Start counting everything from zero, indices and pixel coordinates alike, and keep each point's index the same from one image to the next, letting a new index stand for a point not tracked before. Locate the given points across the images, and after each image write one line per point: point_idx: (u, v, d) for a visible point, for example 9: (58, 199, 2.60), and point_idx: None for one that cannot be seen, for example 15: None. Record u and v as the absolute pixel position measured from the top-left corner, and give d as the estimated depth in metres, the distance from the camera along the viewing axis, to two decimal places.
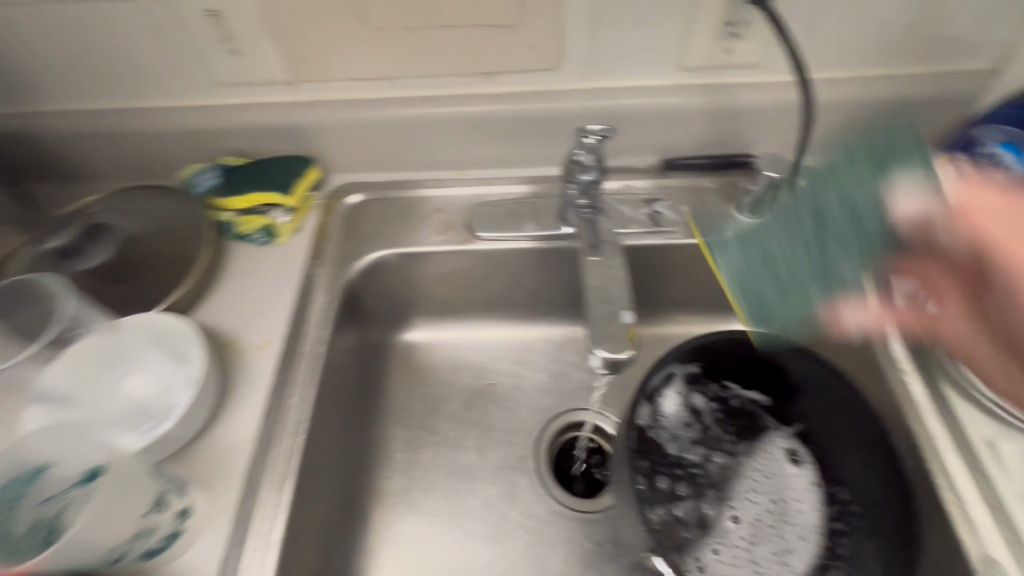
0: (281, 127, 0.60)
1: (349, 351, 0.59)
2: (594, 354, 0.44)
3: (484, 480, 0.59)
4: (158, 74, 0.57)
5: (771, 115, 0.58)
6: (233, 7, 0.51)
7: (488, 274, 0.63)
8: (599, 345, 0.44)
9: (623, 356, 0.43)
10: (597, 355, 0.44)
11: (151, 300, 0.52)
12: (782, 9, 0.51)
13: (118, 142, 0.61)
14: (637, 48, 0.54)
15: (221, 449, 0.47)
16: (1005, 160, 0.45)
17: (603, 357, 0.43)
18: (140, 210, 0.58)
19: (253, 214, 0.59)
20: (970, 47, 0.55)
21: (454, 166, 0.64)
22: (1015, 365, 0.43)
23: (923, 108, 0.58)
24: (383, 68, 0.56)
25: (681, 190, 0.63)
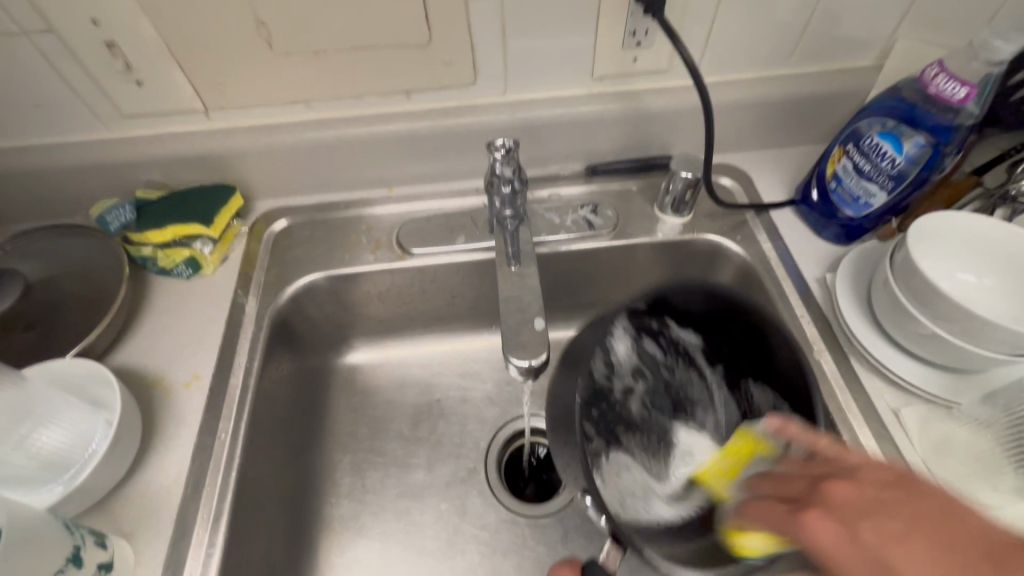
0: (198, 156, 0.58)
1: (285, 380, 0.58)
2: (510, 364, 0.44)
3: (435, 495, 0.59)
4: (57, 110, 0.54)
5: (682, 117, 0.61)
6: (132, 38, 0.49)
7: (425, 289, 0.63)
8: (514, 354, 0.45)
9: (537, 362, 0.44)
10: (512, 365, 0.45)
11: (64, 345, 0.50)
12: (680, 18, 0.54)
13: (20, 182, 0.58)
14: (549, 60, 0.56)
15: (148, 493, 0.45)
16: (885, 150, 0.49)
17: (518, 366, 0.44)
18: (49, 251, 0.55)
19: (174, 247, 0.57)
20: (854, 46, 0.59)
21: (383, 184, 0.64)
22: (928, 336, 0.45)
23: (819, 103, 0.62)
24: (299, 92, 0.56)
25: (607, 194, 0.65)
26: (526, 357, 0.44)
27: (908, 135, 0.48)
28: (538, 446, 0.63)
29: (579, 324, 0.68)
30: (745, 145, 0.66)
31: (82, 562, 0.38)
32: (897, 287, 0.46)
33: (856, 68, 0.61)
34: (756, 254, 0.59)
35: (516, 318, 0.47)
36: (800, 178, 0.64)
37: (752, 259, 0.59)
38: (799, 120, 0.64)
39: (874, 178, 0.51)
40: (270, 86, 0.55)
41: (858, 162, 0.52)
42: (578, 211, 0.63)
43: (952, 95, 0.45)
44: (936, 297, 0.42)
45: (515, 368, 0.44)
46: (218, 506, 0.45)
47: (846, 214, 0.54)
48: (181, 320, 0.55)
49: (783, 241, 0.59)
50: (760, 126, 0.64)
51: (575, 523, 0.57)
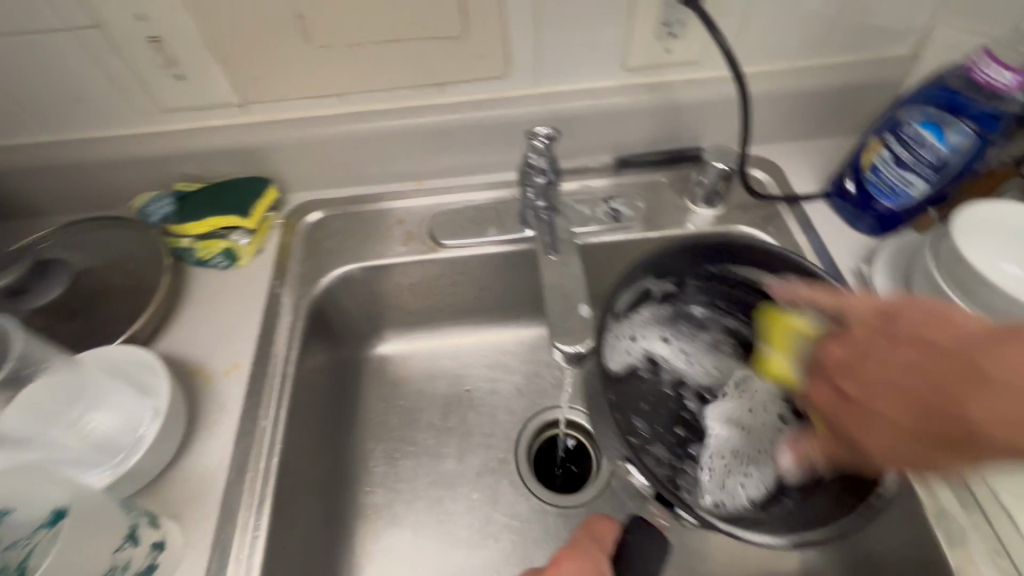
0: (235, 149, 0.59)
1: (320, 369, 0.59)
2: (560, 349, 0.45)
3: (466, 485, 0.59)
4: (101, 105, 0.56)
5: (714, 108, 0.61)
6: (175, 33, 0.50)
7: (455, 281, 0.63)
8: (563, 339, 0.45)
9: (586, 348, 0.45)
10: (558, 350, 0.45)
11: (109, 333, 0.51)
12: (714, 8, 0.54)
13: (64, 175, 0.59)
14: (581, 52, 0.56)
15: (194, 477, 0.46)
16: (926, 139, 0.49)
17: (567, 351, 0.45)
18: (92, 243, 0.57)
19: (212, 239, 0.58)
20: (890, 36, 0.58)
21: (414, 177, 0.65)
22: None
23: (853, 93, 0.62)
24: (334, 85, 0.56)
25: (637, 185, 0.65)
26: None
27: (950, 123, 0.48)
28: (567, 438, 0.63)
29: (608, 317, 0.68)
30: (776, 137, 0.66)
31: (137, 540, 0.40)
32: (940, 276, 0.45)
33: (892, 58, 0.60)
34: (790, 246, 0.59)
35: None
36: (833, 170, 0.64)
37: (785, 251, 0.58)
38: (833, 111, 0.63)
39: (913, 168, 0.50)
40: (307, 78, 0.55)
41: (897, 152, 0.51)
42: (608, 203, 0.63)
43: (1003, 82, 0.45)
44: (982, 286, 0.42)
45: (562, 353, 0.44)
46: (261, 490, 0.46)
47: (885, 204, 0.54)
48: (220, 310, 0.56)
49: (816, 232, 0.59)
50: (792, 117, 0.64)
51: (607, 514, 0.58)
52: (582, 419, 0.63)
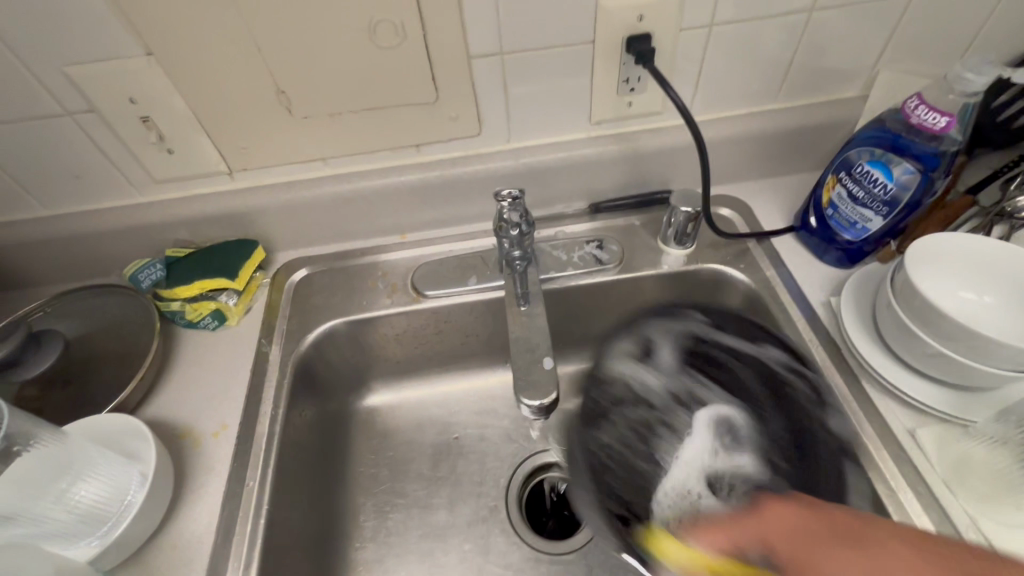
0: (222, 214, 0.62)
1: (308, 425, 0.60)
2: (522, 405, 0.46)
3: (457, 536, 0.59)
4: (93, 180, 0.59)
5: (679, 153, 0.64)
6: (163, 111, 0.54)
7: (440, 329, 0.65)
8: (524, 394, 0.46)
9: (547, 400, 0.46)
10: (525, 405, 0.46)
11: (99, 401, 0.52)
12: (669, 65, 0.57)
13: (59, 247, 0.62)
14: (548, 109, 0.59)
15: (182, 543, 0.47)
16: (876, 177, 0.51)
17: (530, 406, 0.46)
18: (83, 312, 0.58)
19: (201, 301, 0.60)
20: (838, 80, 0.62)
21: (397, 231, 0.67)
22: (936, 358, 0.46)
23: (809, 133, 0.65)
24: (316, 152, 0.59)
25: (611, 229, 0.67)
26: (538, 397, 0.46)
27: (896, 161, 0.51)
28: (557, 481, 0.63)
29: (592, 356, 0.70)
30: (742, 176, 0.69)
31: None
32: (899, 308, 0.47)
33: (843, 99, 0.64)
34: (761, 281, 0.60)
35: (525, 356, 0.49)
36: (798, 205, 0.66)
37: (757, 286, 0.60)
38: (792, 150, 0.66)
39: (868, 204, 0.53)
40: (289, 146, 0.58)
41: (852, 189, 0.54)
42: (584, 247, 0.65)
43: (934, 124, 0.48)
44: (937, 318, 0.44)
45: (529, 408, 0.46)
46: (248, 554, 0.46)
47: (846, 239, 0.56)
48: (209, 372, 0.58)
49: (786, 266, 0.61)
50: (754, 158, 0.67)
51: (598, 560, 0.57)
52: None
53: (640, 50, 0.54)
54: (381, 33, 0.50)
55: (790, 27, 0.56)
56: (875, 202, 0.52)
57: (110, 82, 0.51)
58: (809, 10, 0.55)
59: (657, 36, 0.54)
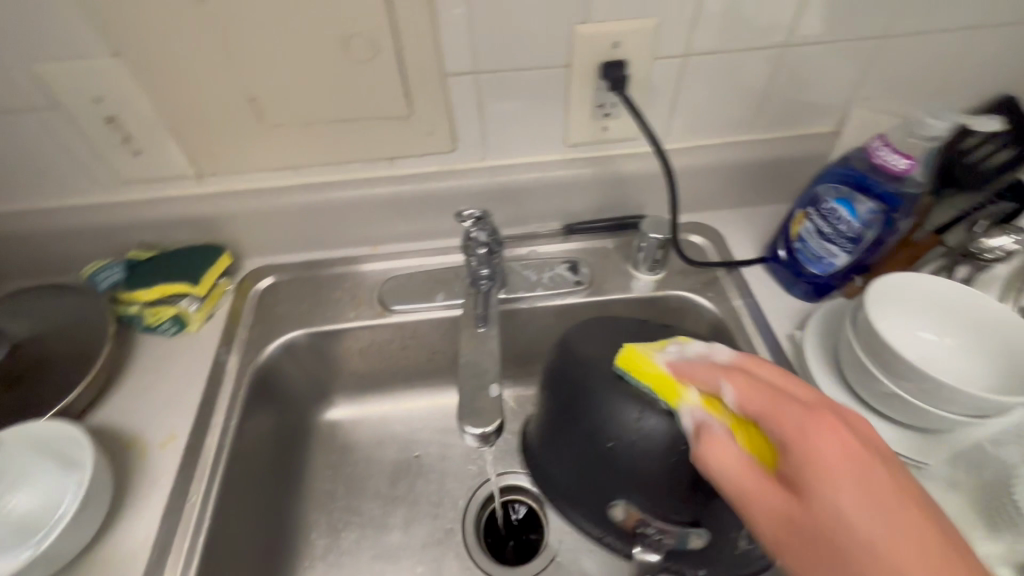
0: (188, 218, 0.61)
1: (264, 437, 0.58)
2: (465, 433, 0.44)
3: (411, 558, 0.58)
4: (56, 177, 0.57)
5: (653, 180, 0.64)
6: (129, 112, 0.53)
7: (406, 344, 0.64)
8: (468, 423, 0.45)
9: (492, 428, 0.44)
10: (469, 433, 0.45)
11: (42, 405, 0.50)
12: (645, 92, 0.58)
13: (18, 244, 0.60)
14: (524, 129, 0.59)
15: (117, 558, 0.45)
16: (842, 215, 0.52)
17: (473, 434, 0.44)
18: (36, 311, 0.57)
19: (161, 306, 0.58)
20: (812, 114, 0.63)
21: (367, 243, 0.66)
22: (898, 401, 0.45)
23: (783, 165, 0.66)
24: (288, 160, 0.59)
25: (583, 251, 0.67)
26: (482, 426, 0.44)
27: (861, 200, 0.51)
28: (514, 506, 0.62)
29: None
30: (716, 204, 0.69)
31: None
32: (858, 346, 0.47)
33: (817, 133, 0.65)
34: (729, 311, 0.60)
35: (484, 381, 0.48)
36: (769, 237, 0.67)
37: (724, 316, 0.60)
38: (767, 181, 0.67)
39: (833, 240, 0.53)
40: (260, 153, 0.58)
41: (819, 225, 0.54)
42: (555, 268, 0.65)
43: (896, 166, 0.48)
44: (893, 358, 0.44)
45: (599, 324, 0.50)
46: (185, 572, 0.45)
47: (813, 274, 0.56)
48: (163, 379, 0.56)
49: (753, 297, 0.61)
50: (728, 187, 0.67)
51: None
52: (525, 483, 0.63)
53: (615, 76, 0.54)
54: (354, 46, 0.50)
55: (763, 60, 0.57)
56: (843, 237, 0.53)
57: (74, 81, 0.50)
58: (783, 46, 0.56)
59: (632, 63, 0.55)
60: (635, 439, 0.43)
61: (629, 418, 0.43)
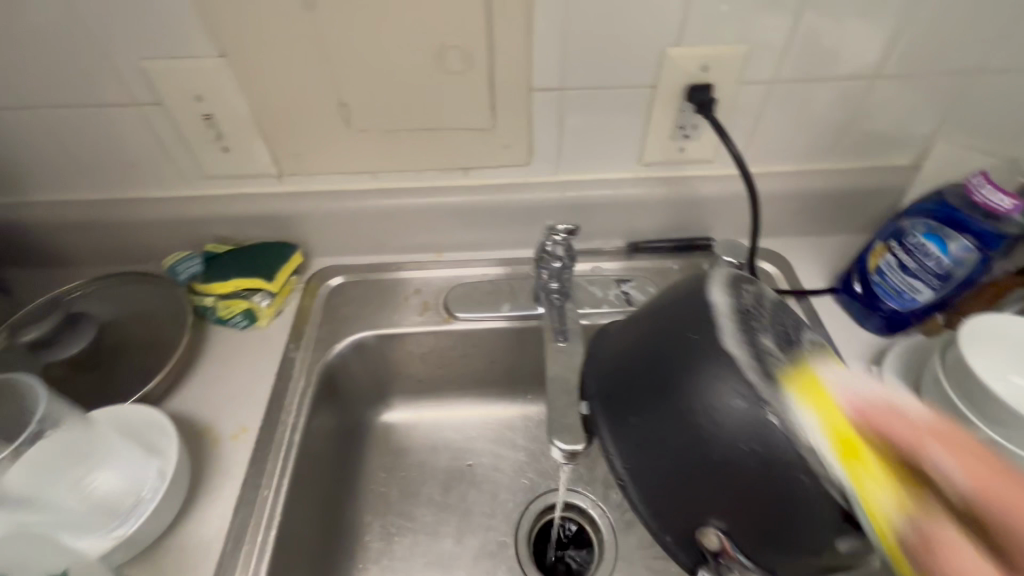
0: (266, 215, 0.62)
1: (326, 435, 0.59)
2: (554, 447, 0.43)
3: (462, 568, 0.58)
4: (148, 169, 0.60)
5: (726, 203, 0.64)
6: (226, 110, 0.55)
7: (467, 352, 0.64)
8: (557, 436, 0.44)
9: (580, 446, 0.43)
10: (557, 448, 0.44)
11: (125, 389, 0.52)
12: (727, 116, 0.58)
13: (104, 231, 0.62)
14: (602, 146, 0.60)
15: (191, 546, 0.46)
16: (931, 250, 0.50)
17: (562, 449, 0.43)
18: (119, 297, 0.58)
19: (235, 299, 0.60)
20: (893, 145, 0.62)
21: (434, 249, 0.67)
22: None
23: (858, 196, 0.65)
24: (367, 164, 0.60)
25: (649, 270, 0.66)
26: (572, 442, 0.43)
27: (954, 236, 0.50)
28: (568, 522, 0.62)
29: None
30: (785, 231, 0.68)
31: None
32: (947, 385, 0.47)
33: (895, 166, 0.64)
34: None
35: (558, 397, 0.48)
36: (839, 268, 0.66)
37: None
38: (840, 211, 0.66)
39: (918, 275, 0.52)
40: (342, 156, 0.59)
41: (902, 259, 0.53)
42: (619, 286, 0.65)
43: (1000, 205, 0.47)
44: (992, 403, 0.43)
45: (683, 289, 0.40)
46: (255, 564, 0.45)
47: (890, 307, 0.55)
48: (235, 371, 0.57)
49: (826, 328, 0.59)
50: (800, 214, 0.66)
51: None
52: (581, 501, 0.62)
53: (701, 98, 0.54)
54: (449, 57, 0.51)
55: (850, 90, 0.56)
56: (929, 273, 0.51)
57: (178, 78, 0.52)
58: (871, 77, 0.55)
59: (718, 87, 0.55)
60: (704, 419, 0.33)
61: (696, 386, 0.34)
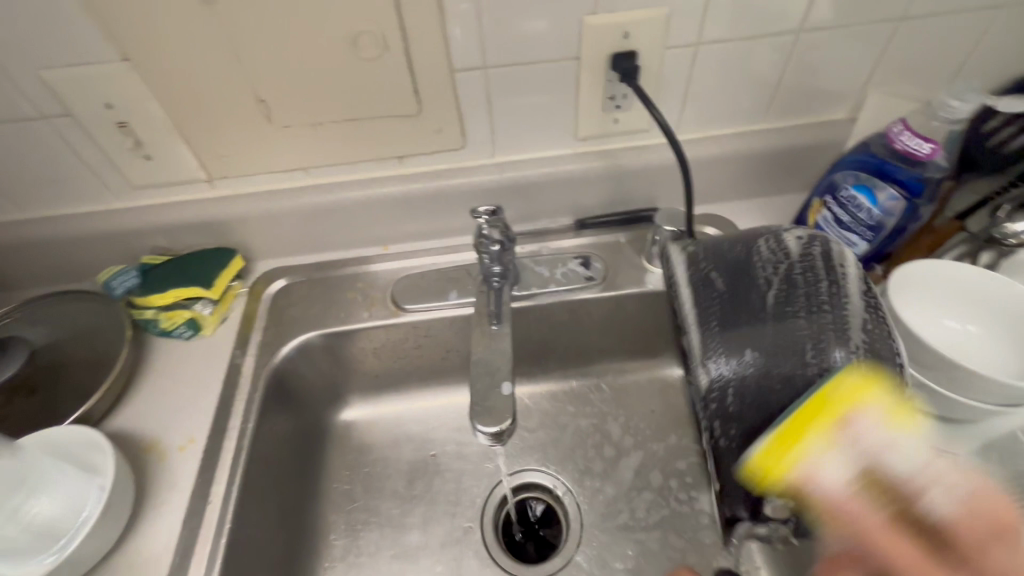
0: (200, 222, 0.61)
1: (280, 439, 0.58)
2: (477, 434, 0.45)
3: (429, 557, 0.58)
4: (70, 186, 0.58)
5: (666, 171, 0.63)
6: (141, 117, 0.53)
7: (419, 343, 0.64)
8: (478, 422, 0.45)
9: (504, 427, 0.45)
10: (480, 433, 0.45)
11: (63, 412, 0.51)
12: (655, 84, 0.57)
13: (34, 252, 0.60)
14: (535, 123, 0.59)
15: (141, 561, 0.46)
16: (862, 202, 0.51)
17: (484, 434, 0.44)
18: (52, 317, 0.57)
19: (176, 309, 0.59)
20: (827, 101, 0.62)
21: (379, 243, 0.66)
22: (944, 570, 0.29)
23: (798, 154, 0.64)
24: (298, 161, 0.59)
25: (597, 246, 0.66)
26: (493, 424, 0.45)
27: (881, 186, 0.50)
28: (533, 502, 0.62)
29: (573, 375, 0.69)
30: (731, 195, 0.68)
31: None
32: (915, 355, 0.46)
33: (833, 120, 0.63)
34: None
35: (487, 380, 0.48)
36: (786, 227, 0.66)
37: None
38: (782, 171, 0.66)
39: (853, 228, 0.52)
40: (269, 155, 0.57)
41: (837, 213, 0.53)
42: (568, 264, 0.64)
43: (919, 151, 0.47)
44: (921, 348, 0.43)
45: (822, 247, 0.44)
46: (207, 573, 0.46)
47: None
48: (179, 382, 0.56)
49: None
50: (744, 176, 0.66)
51: None
52: (545, 479, 0.63)
53: (626, 67, 0.54)
54: (362, 44, 0.50)
55: (777, 47, 0.56)
56: (861, 226, 0.52)
57: (83, 88, 0.50)
58: (797, 32, 0.55)
59: (643, 54, 0.54)
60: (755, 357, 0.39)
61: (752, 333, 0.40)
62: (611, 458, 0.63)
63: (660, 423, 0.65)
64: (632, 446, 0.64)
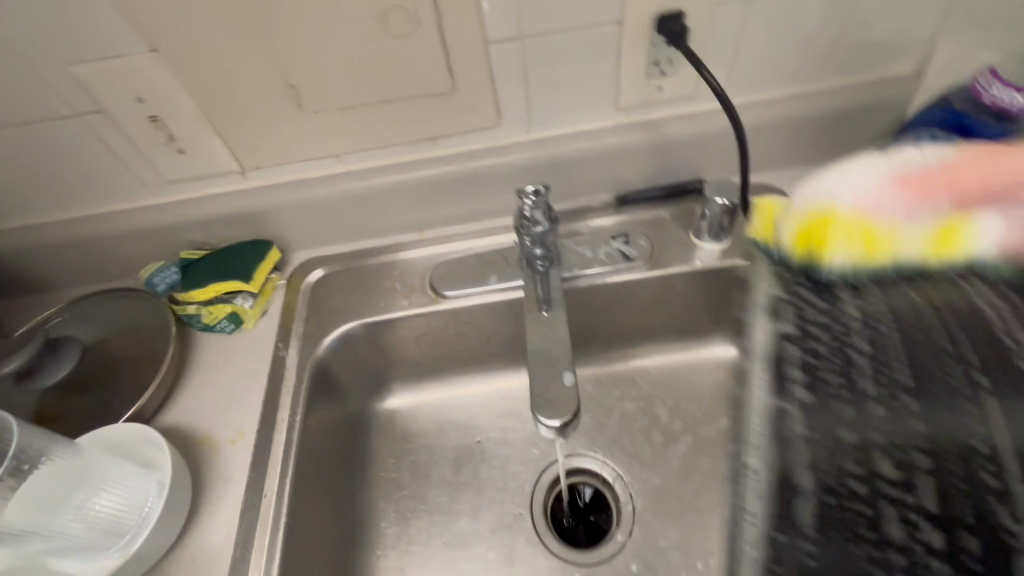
0: (236, 215, 0.60)
1: (326, 430, 0.58)
2: (540, 426, 0.43)
3: (480, 544, 0.58)
4: (107, 183, 0.58)
5: (714, 140, 0.59)
6: (173, 110, 0.52)
7: (460, 329, 0.62)
8: (541, 414, 0.43)
9: (565, 419, 0.42)
10: (542, 425, 0.43)
11: (118, 409, 0.52)
12: (703, 45, 0.53)
13: (77, 250, 0.61)
14: (574, 96, 0.56)
15: (202, 554, 0.46)
16: None
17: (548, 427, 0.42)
18: (99, 315, 0.57)
19: (217, 304, 0.58)
20: (891, 55, 0.57)
21: (415, 228, 0.64)
22: None
23: (858, 115, 0.60)
24: (330, 148, 0.57)
25: (641, 222, 0.63)
26: (556, 417, 0.43)
27: (962, 145, 0.46)
28: (583, 488, 0.61)
29: (619, 357, 0.67)
30: (782, 162, 0.64)
31: None
32: None
33: (896, 76, 0.58)
34: None
35: (538, 371, 0.46)
36: None
37: None
38: (839, 134, 0.61)
39: None
40: (301, 142, 0.56)
41: None
42: (611, 243, 0.62)
43: None
44: None
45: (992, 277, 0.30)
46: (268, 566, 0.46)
47: None
48: (226, 376, 0.56)
49: None
50: (797, 141, 0.62)
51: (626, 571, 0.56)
52: (594, 464, 0.61)
53: (672, 29, 0.50)
54: (393, 21, 0.47)
55: None
56: None
57: (113, 82, 0.49)
58: None
59: (691, 13, 0.50)
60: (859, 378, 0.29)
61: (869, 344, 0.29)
62: (661, 441, 0.62)
63: (710, 405, 0.63)
64: (682, 429, 0.62)
